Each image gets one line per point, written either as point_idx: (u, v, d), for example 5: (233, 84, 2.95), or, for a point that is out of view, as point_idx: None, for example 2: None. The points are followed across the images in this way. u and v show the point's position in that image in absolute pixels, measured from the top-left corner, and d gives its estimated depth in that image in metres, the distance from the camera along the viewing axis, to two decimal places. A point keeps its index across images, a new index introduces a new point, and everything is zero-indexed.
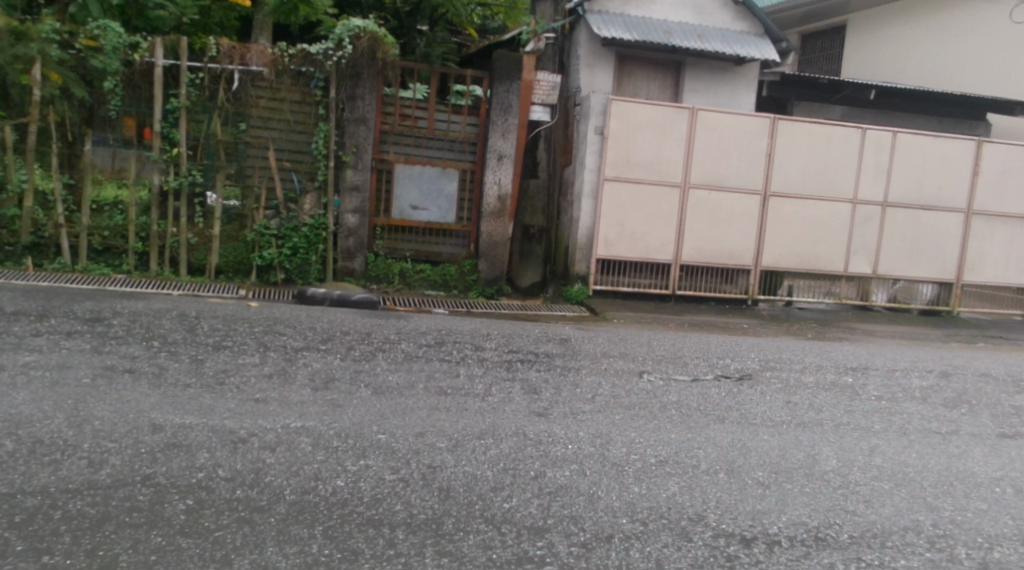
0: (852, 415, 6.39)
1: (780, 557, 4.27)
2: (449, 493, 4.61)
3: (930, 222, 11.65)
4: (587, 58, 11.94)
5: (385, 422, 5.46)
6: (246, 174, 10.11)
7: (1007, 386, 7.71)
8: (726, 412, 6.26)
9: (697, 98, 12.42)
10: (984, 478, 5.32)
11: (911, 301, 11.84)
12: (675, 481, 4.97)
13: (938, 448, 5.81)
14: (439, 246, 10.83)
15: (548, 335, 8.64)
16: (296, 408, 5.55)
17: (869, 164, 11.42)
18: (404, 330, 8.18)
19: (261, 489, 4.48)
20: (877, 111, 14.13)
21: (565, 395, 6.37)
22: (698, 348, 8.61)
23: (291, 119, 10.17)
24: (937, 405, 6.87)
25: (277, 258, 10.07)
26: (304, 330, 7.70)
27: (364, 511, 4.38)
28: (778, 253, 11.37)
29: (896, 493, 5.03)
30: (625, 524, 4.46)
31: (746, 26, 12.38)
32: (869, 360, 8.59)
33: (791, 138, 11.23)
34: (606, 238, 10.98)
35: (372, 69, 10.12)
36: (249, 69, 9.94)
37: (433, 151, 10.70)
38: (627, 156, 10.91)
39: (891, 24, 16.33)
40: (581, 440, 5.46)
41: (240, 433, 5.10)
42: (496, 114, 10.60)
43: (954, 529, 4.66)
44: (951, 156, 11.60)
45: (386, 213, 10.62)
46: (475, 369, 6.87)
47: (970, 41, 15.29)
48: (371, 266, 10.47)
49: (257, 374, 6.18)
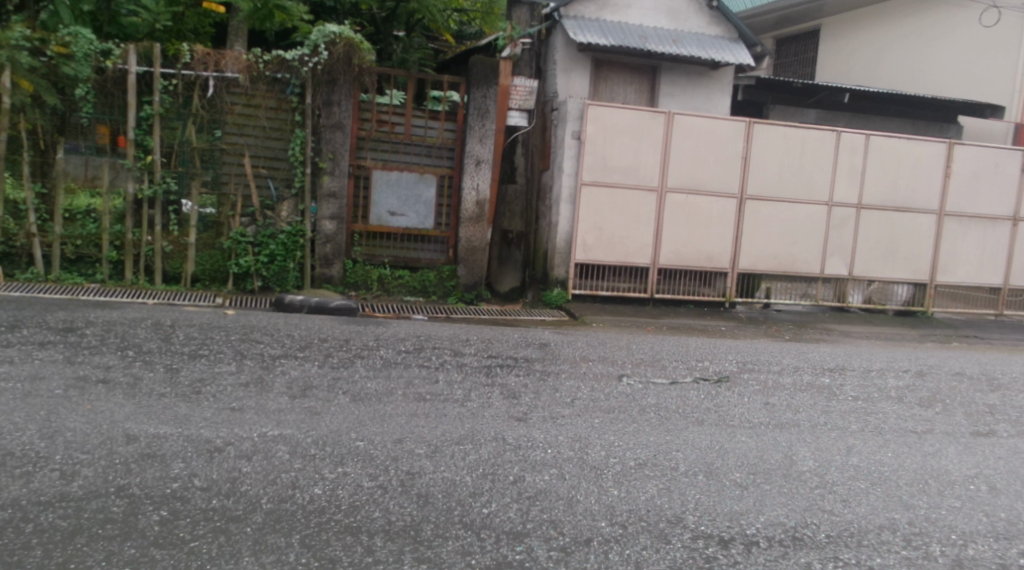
0: (829, 416, 6.44)
1: (758, 558, 4.30)
2: (428, 499, 4.60)
3: (904, 224, 11.76)
4: (564, 63, 11.97)
5: (363, 429, 5.44)
6: (222, 181, 10.08)
7: (980, 385, 7.79)
8: (704, 414, 6.30)
9: (673, 102, 12.49)
10: (959, 475, 5.37)
11: (887, 302, 11.94)
12: (654, 484, 4.98)
13: (913, 446, 5.86)
14: (418, 252, 10.82)
15: (527, 340, 8.64)
16: (274, 417, 5.52)
17: (844, 167, 11.52)
18: (383, 336, 8.16)
19: (237, 499, 4.45)
20: (851, 114, 14.26)
21: (544, 399, 6.37)
22: (677, 350, 8.66)
23: (266, 125, 10.13)
24: (913, 405, 6.93)
25: (254, 266, 10.04)
26: (282, 337, 7.67)
27: (342, 518, 4.36)
28: (755, 256, 11.45)
29: (872, 491, 5.07)
30: (604, 527, 4.47)
31: (721, 31, 12.46)
32: (845, 361, 8.67)
33: (766, 141, 11.31)
34: (584, 243, 11.02)
35: (348, 75, 10.11)
36: (224, 75, 9.90)
37: (410, 156, 10.69)
38: (604, 160, 10.95)
39: (866, 28, 16.51)
40: (560, 444, 5.46)
41: (217, 442, 5.07)
42: (474, 119, 10.60)
43: (930, 526, 4.70)
44: (924, 158, 11.72)
45: (365, 219, 10.60)
46: (454, 375, 6.85)
47: (941, 45, 15.35)
48: (348, 272, 10.44)
49: (233, 382, 6.13)
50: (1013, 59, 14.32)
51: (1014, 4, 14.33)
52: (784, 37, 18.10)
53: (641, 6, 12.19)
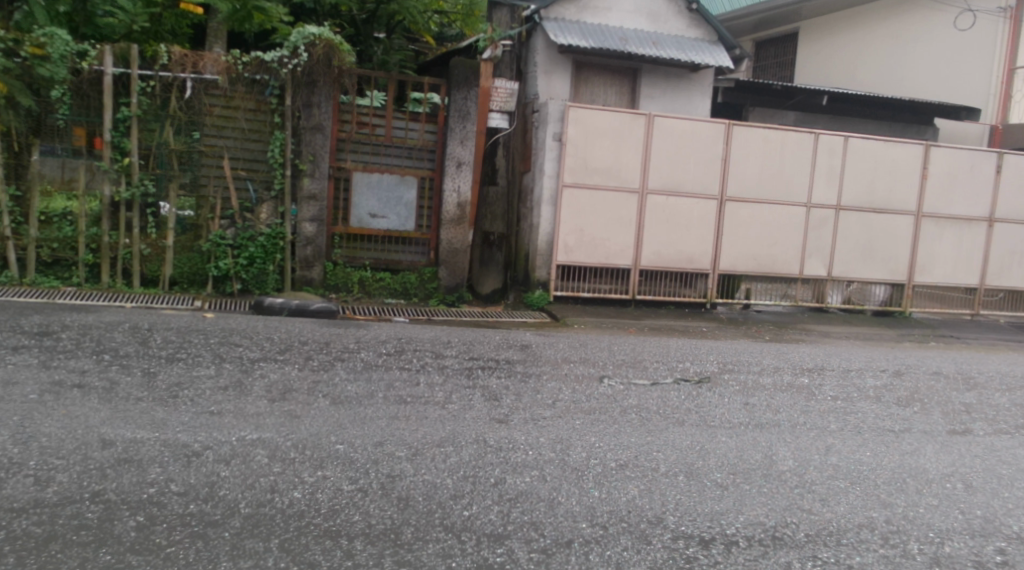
0: (809, 415, 6.47)
1: (738, 558, 4.31)
2: (408, 502, 4.59)
3: (882, 225, 11.84)
4: (545, 65, 11.98)
5: (343, 433, 5.42)
6: (201, 183, 10.01)
7: (957, 384, 7.85)
8: (685, 414, 6.32)
9: (654, 104, 12.52)
10: (936, 474, 5.41)
11: (866, 302, 12.01)
12: (635, 484, 4.99)
13: (891, 445, 5.90)
14: (399, 254, 10.79)
15: (509, 342, 8.64)
16: (253, 421, 5.49)
17: (822, 168, 11.60)
18: (364, 339, 8.13)
19: (215, 503, 4.42)
20: (830, 116, 14.33)
21: (525, 401, 6.37)
22: (658, 351, 8.68)
23: (245, 127, 10.08)
24: (891, 404, 6.97)
25: (234, 268, 9.94)
26: (261, 340, 7.62)
27: (321, 522, 4.34)
28: (736, 257, 11.50)
29: (850, 490, 5.10)
30: (585, 529, 4.48)
31: (701, 33, 12.52)
32: (824, 361, 8.72)
33: (746, 143, 11.36)
34: (566, 244, 11.03)
35: (328, 77, 10.09)
36: (202, 77, 9.85)
37: (391, 158, 10.67)
38: (585, 162, 10.97)
39: (844, 31, 16.64)
40: (541, 445, 5.46)
41: (195, 446, 5.03)
42: (454, 121, 10.59)
43: (907, 524, 4.73)
44: (901, 160, 11.82)
45: (345, 221, 10.57)
46: (435, 377, 6.84)
47: (918, 48, 15.49)
48: (329, 274, 10.40)
49: (211, 386, 6.09)
50: (989, 63, 14.43)
51: (990, 8, 14.35)
52: (763, 40, 18.21)
53: (621, 9, 12.21)
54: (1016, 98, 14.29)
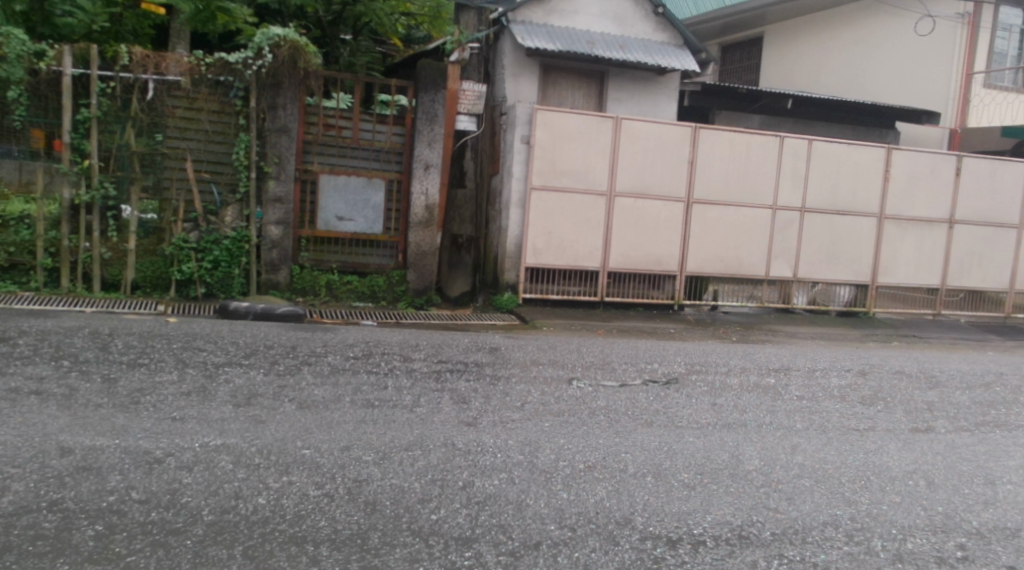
0: (775, 415, 6.51)
1: (704, 558, 4.32)
2: (375, 507, 4.55)
3: (846, 227, 11.98)
4: (512, 67, 11.97)
5: (309, 437, 5.37)
6: (163, 186, 9.88)
7: (919, 383, 7.96)
8: (653, 415, 6.35)
9: (621, 107, 12.58)
10: (899, 471, 5.48)
11: (830, 303, 12.14)
12: (603, 485, 5.00)
13: (855, 443, 5.96)
14: (367, 257, 10.73)
15: (477, 344, 8.63)
16: (217, 426, 5.42)
17: (787, 171, 11.71)
18: (331, 343, 8.06)
19: (177, 511, 4.36)
20: (795, 119, 14.43)
21: (493, 404, 6.35)
22: (626, 353, 8.71)
23: (209, 129, 9.96)
24: (855, 404, 7.03)
25: (197, 272, 9.86)
26: (226, 344, 7.54)
27: (286, 528, 4.29)
28: (703, 259, 11.56)
29: (815, 488, 5.14)
30: (553, 531, 4.47)
31: (666, 37, 12.59)
32: (790, 361, 8.80)
33: (712, 145, 11.44)
34: (534, 247, 11.03)
35: (294, 78, 10.01)
36: (165, 78, 9.73)
37: (358, 160, 10.61)
38: (553, 165, 10.97)
39: (807, 36, 16.84)
40: (510, 448, 5.45)
41: (156, 453, 4.96)
42: (422, 123, 10.54)
43: (870, 522, 4.77)
44: (864, 163, 11.96)
45: (312, 224, 10.48)
46: (403, 381, 6.79)
47: (879, 54, 15.70)
48: (296, 278, 10.30)
49: (174, 392, 6.01)
50: (947, 67, 14.67)
51: (948, 13, 14.63)
52: (729, 43, 18.37)
53: (588, 12, 12.24)
54: (972, 101, 14.64)
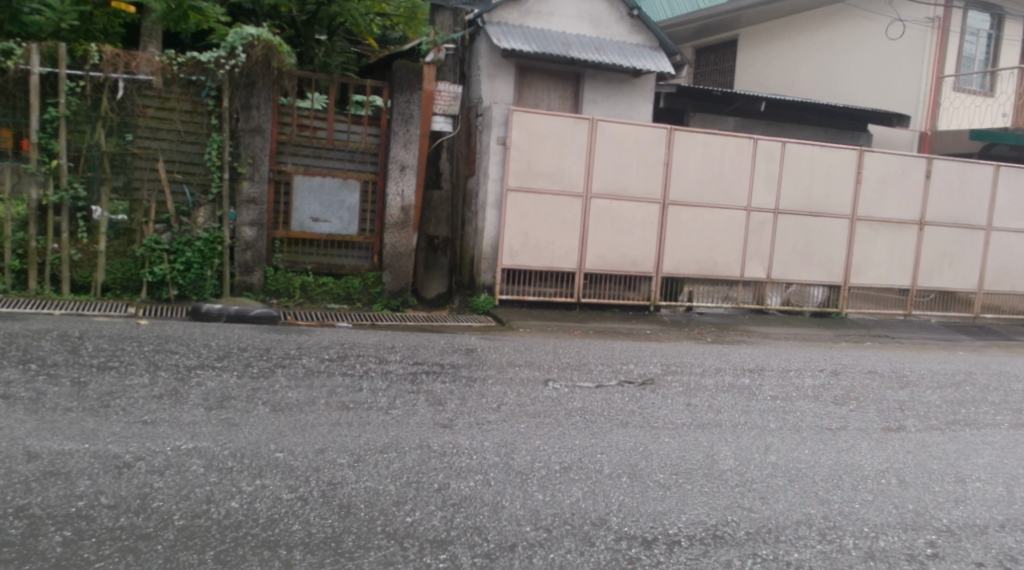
0: (749, 415, 6.54)
1: (679, 557, 4.33)
2: (349, 510, 4.52)
3: (820, 228, 12.07)
4: (488, 69, 11.95)
5: (283, 440, 5.32)
6: (134, 187, 9.78)
7: (891, 382, 8.03)
8: (629, 416, 6.36)
9: (597, 109, 12.60)
10: (871, 470, 5.52)
11: (804, 303, 12.21)
12: (579, 486, 4.99)
13: (828, 442, 6.00)
14: (342, 259, 10.69)
15: (454, 346, 8.60)
16: (189, 430, 5.36)
17: (761, 172, 11.78)
18: (305, 345, 8.00)
19: (148, 516, 4.31)
20: (769, 122, 14.51)
21: (470, 405, 6.34)
22: (601, 354, 8.73)
23: (181, 129, 9.87)
24: (829, 404, 7.07)
25: (169, 274, 9.76)
26: (198, 347, 7.46)
27: (259, 532, 4.25)
28: (679, 260, 11.62)
29: (789, 488, 5.16)
30: (528, 532, 4.46)
31: (641, 39, 12.63)
32: (764, 361, 8.86)
33: (687, 147, 11.49)
34: (510, 248, 11.01)
35: (267, 78, 9.94)
36: (135, 78, 9.63)
37: (333, 161, 10.56)
38: (529, 166, 10.96)
39: (781, 39, 16.97)
40: (486, 450, 5.43)
41: (126, 457, 4.90)
42: (398, 124, 10.51)
43: (843, 520, 4.80)
44: (837, 165, 12.06)
45: (286, 225, 10.41)
46: (379, 383, 6.75)
47: (851, 57, 15.84)
48: (269, 280, 10.22)
49: (145, 395, 5.94)
50: (918, 71, 14.87)
51: (919, 18, 14.84)
52: (704, 46, 18.46)
53: (563, 14, 12.25)
54: (942, 105, 14.87)
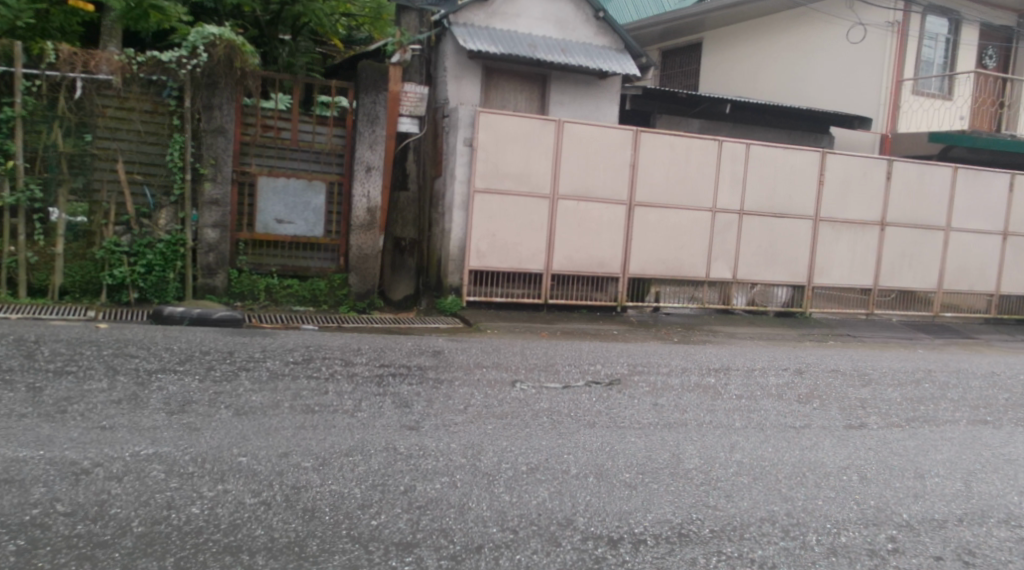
0: (714, 415, 6.57)
1: (645, 557, 4.33)
2: (314, 514, 4.47)
3: (784, 228, 12.18)
4: (454, 70, 11.91)
5: (246, 444, 5.25)
6: (94, 188, 9.63)
7: (853, 380, 8.12)
8: (596, 416, 6.36)
9: (563, 110, 12.61)
10: (833, 467, 5.56)
11: (768, 303, 12.32)
12: (545, 487, 4.98)
13: (791, 440, 6.04)
14: (307, 260, 10.59)
15: (421, 347, 8.55)
16: (149, 435, 5.28)
17: (726, 173, 11.86)
18: (270, 348, 7.93)
19: (105, 523, 4.23)
20: (733, 124, 14.62)
21: (436, 407, 6.31)
22: (569, 355, 8.73)
23: (141, 129, 9.73)
24: (792, 402, 7.12)
25: (130, 276, 9.62)
26: (159, 351, 7.35)
27: (220, 538, 4.19)
28: (645, 261, 11.66)
29: (753, 485, 5.19)
30: (495, 534, 4.44)
31: (607, 41, 12.66)
32: (730, 360, 8.91)
33: (653, 148, 11.54)
34: (477, 250, 10.98)
35: (230, 78, 9.84)
36: (94, 77, 9.48)
37: (298, 162, 10.48)
38: (496, 167, 10.94)
39: (745, 43, 17.13)
40: (452, 451, 5.41)
41: (84, 464, 4.81)
42: (363, 125, 10.47)
43: (806, 517, 4.83)
44: (800, 166, 12.17)
45: (250, 227, 10.29)
46: (344, 386, 6.68)
47: (814, 60, 15.99)
48: (233, 282, 10.11)
49: (103, 400, 5.84)
50: (877, 74, 15.03)
51: (879, 22, 14.97)
52: (669, 49, 18.56)
53: (530, 15, 12.25)
54: (902, 109, 15.09)
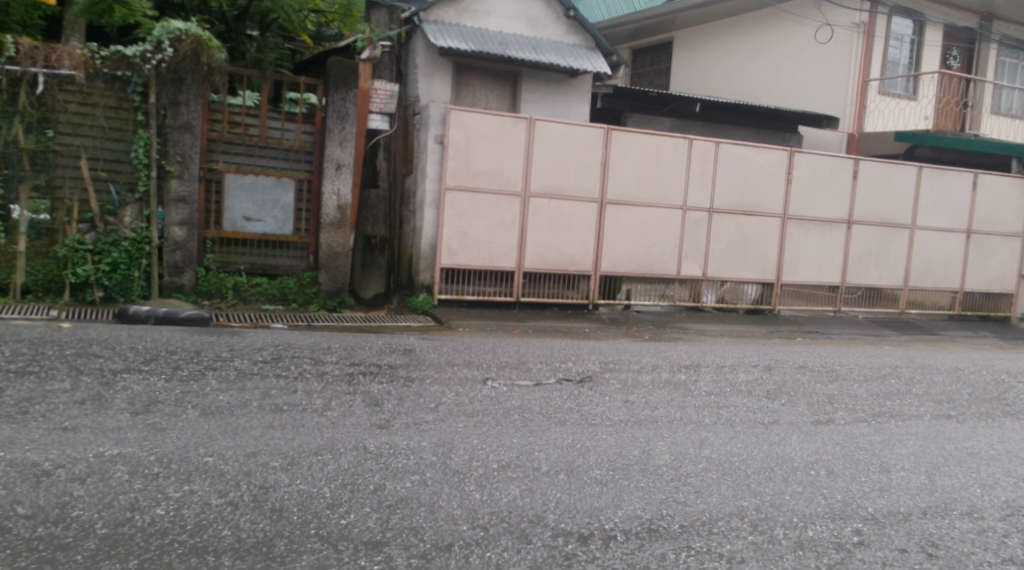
0: (684, 411, 6.59)
1: (615, 552, 4.33)
2: (282, 514, 4.43)
3: (753, 227, 12.25)
4: (425, 67, 11.83)
5: (213, 445, 5.19)
6: (56, 185, 9.48)
7: (821, 376, 8.20)
8: (567, 414, 6.35)
9: (534, 109, 12.60)
10: (800, 462, 5.60)
11: (738, 301, 12.41)
12: (516, 485, 4.96)
13: (760, 436, 6.08)
14: (276, 259, 10.51)
15: (392, 346, 8.51)
16: (112, 436, 5.20)
17: (696, 172, 11.91)
18: (238, 347, 7.85)
19: (67, 525, 4.16)
20: (703, 122, 14.67)
21: (407, 405, 6.27)
22: (540, 352, 8.73)
23: (105, 125, 9.59)
24: (761, 398, 7.18)
25: (94, 275, 9.49)
26: (124, 351, 7.25)
27: (186, 539, 4.13)
28: (617, 259, 11.69)
29: (722, 481, 5.21)
30: (465, 531, 4.42)
31: (578, 40, 12.67)
32: (700, 357, 8.96)
33: (624, 147, 11.56)
34: (449, 248, 10.95)
35: (196, 74, 9.73)
36: (56, 72, 9.31)
37: (266, 159, 10.38)
38: (467, 165, 10.91)
39: (714, 43, 17.25)
40: (423, 450, 5.38)
41: (45, 465, 4.73)
42: (333, 122, 10.39)
43: (773, 511, 4.86)
44: (769, 165, 12.26)
45: (217, 225, 10.19)
46: (314, 385, 6.64)
47: (782, 60, 16.12)
48: (201, 281, 9.99)
49: (66, 401, 5.74)
50: (845, 74, 15.17)
51: (846, 22, 15.13)
52: (640, 48, 18.60)
53: (500, 13, 12.23)
54: (868, 108, 15.21)
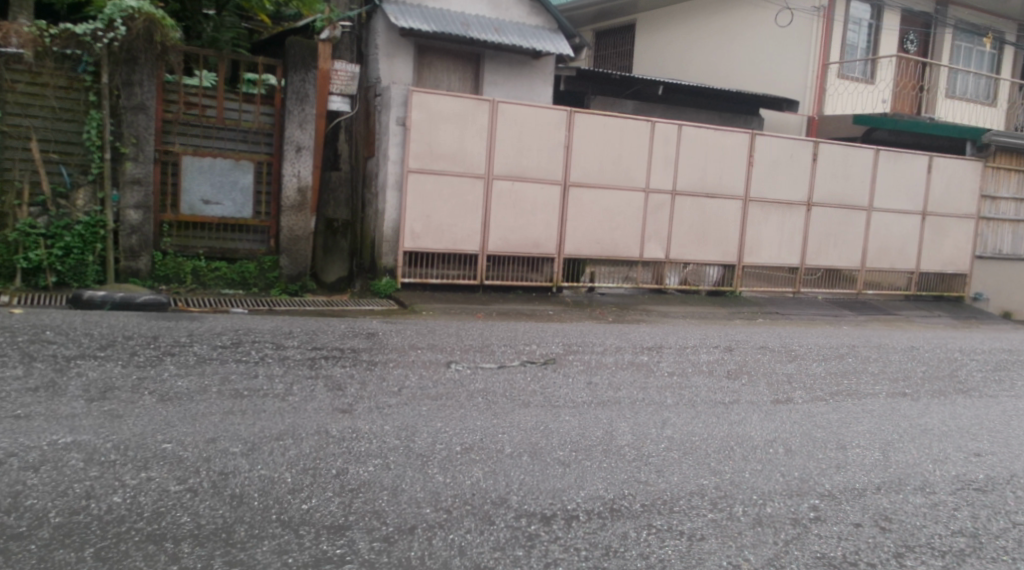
0: (647, 392, 6.62)
1: (577, 532, 4.34)
2: (242, 499, 4.37)
3: (715, 209, 12.33)
4: (385, 48, 11.71)
5: (170, 431, 5.11)
6: (5, 167, 9.23)
7: (780, 356, 8.29)
8: (530, 396, 6.34)
9: (496, 90, 12.54)
10: (760, 440, 5.65)
11: (700, 282, 12.49)
12: (479, 467, 4.95)
13: (721, 416, 6.12)
14: (236, 242, 10.36)
15: (354, 330, 8.44)
16: (67, 423, 5.10)
17: (658, 154, 11.94)
18: (197, 332, 7.73)
19: (20, 514, 4.07)
20: (666, 105, 14.68)
21: (370, 389, 6.22)
22: (504, 335, 8.72)
23: (55, 106, 9.36)
24: (722, 378, 7.24)
25: (47, 260, 9.26)
26: (79, 337, 7.10)
27: (143, 527, 4.07)
28: (580, 241, 11.69)
29: (683, 460, 5.24)
30: (428, 514, 4.39)
31: (540, 21, 12.61)
32: (663, 338, 9.01)
33: (587, 129, 11.53)
34: (412, 231, 10.88)
35: (150, 54, 9.54)
36: (3, 51, 9.06)
37: (224, 141, 10.22)
38: (429, 147, 10.83)
39: (675, 26, 17.28)
40: (386, 433, 5.34)
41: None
42: (292, 103, 10.28)
43: (733, 489, 4.90)
44: (730, 147, 12.31)
45: (175, 208, 10.02)
46: (275, 369, 6.57)
47: (743, 43, 16.19)
48: (158, 265, 9.85)
49: (18, 388, 5.62)
50: (805, 57, 15.27)
51: (806, 6, 15.26)
52: (603, 30, 18.56)
53: None
54: (828, 91, 15.34)
